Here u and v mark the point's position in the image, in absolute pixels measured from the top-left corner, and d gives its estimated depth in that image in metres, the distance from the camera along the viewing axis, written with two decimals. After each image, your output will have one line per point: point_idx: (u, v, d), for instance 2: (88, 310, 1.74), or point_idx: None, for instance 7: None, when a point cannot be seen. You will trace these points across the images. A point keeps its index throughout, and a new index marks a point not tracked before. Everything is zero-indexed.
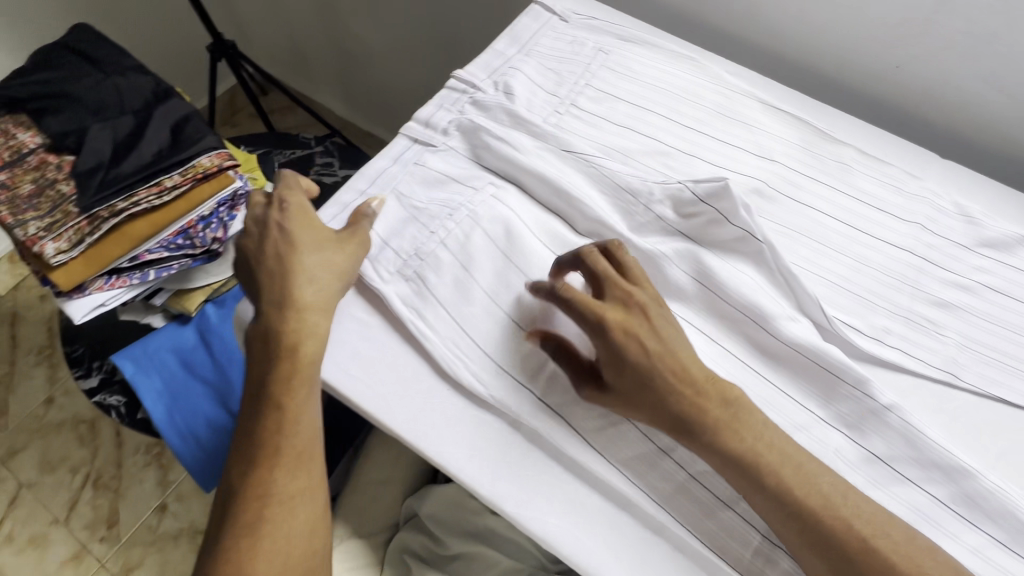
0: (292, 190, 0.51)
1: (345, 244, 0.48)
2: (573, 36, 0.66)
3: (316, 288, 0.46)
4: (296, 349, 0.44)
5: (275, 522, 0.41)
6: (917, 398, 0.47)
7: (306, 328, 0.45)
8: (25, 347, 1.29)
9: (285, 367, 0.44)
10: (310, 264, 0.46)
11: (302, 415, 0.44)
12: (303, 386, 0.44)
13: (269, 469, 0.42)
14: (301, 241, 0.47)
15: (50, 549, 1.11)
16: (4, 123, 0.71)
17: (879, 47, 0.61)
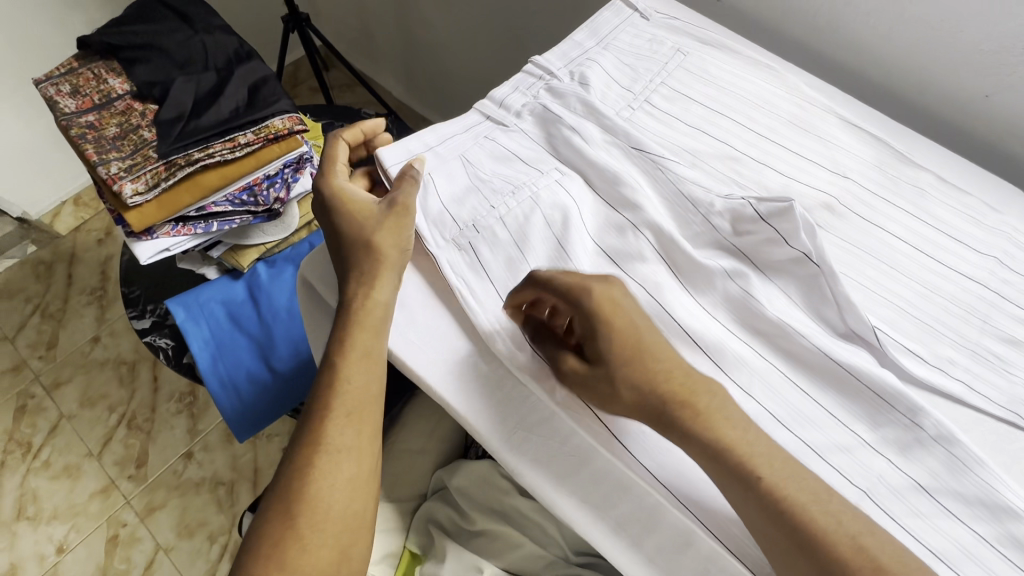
0: (337, 176, 0.54)
1: (391, 221, 0.50)
2: (653, 34, 0.65)
3: (366, 265, 0.48)
4: (358, 313, 0.46)
5: (320, 472, 0.42)
6: (977, 435, 0.45)
7: (365, 299, 0.47)
8: (80, 286, 1.35)
9: (346, 329, 0.46)
10: (360, 243, 0.49)
11: (356, 376, 0.45)
12: (358, 347, 0.46)
13: (322, 420, 0.44)
14: (344, 229, 0.50)
15: (81, 479, 1.17)
16: (98, 68, 0.75)
17: (970, 74, 0.59)
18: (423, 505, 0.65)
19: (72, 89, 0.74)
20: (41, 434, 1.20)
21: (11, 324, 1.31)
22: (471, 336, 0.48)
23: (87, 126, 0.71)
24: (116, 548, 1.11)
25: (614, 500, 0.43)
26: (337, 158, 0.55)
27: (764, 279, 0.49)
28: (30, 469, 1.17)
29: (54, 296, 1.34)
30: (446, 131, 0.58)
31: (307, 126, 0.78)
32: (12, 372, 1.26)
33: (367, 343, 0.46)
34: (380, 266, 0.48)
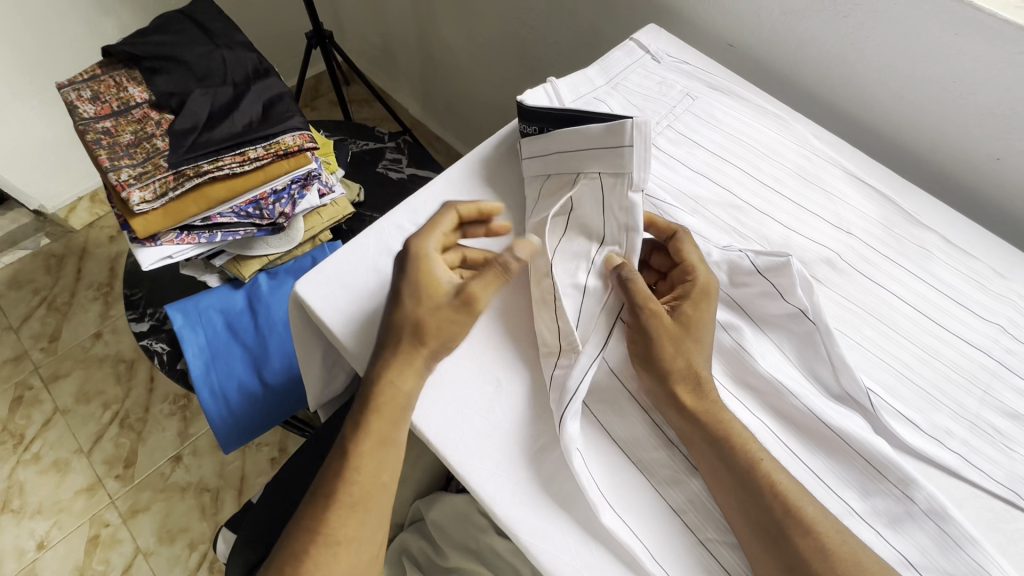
0: (431, 234, 0.50)
1: (446, 316, 0.47)
2: (662, 77, 0.66)
3: (408, 353, 0.46)
4: (377, 397, 0.45)
5: (318, 563, 0.42)
6: (971, 510, 0.43)
7: (391, 380, 0.45)
8: (87, 281, 1.37)
9: (363, 413, 0.45)
10: (409, 328, 0.46)
11: (367, 464, 0.44)
12: (374, 437, 0.44)
13: (325, 506, 0.43)
14: (407, 307, 0.47)
15: (69, 475, 1.17)
16: (120, 76, 0.77)
17: (982, 137, 0.58)
18: (398, 536, 0.62)
19: (93, 95, 0.76)
20: (35, 426, 1.21)
21: (16, 314, 1.33)
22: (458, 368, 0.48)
23: (103, 132, 0.73)
24: (95, 549, 1.10)
25: (589, 551, 0.41)
26: (449, 217, 0.51)
27: (759, 332, 0.49)
28: (19, 461, 1.18)
29: (61, 289, 1.36)
30: (532, 120, 0.54)
31: (318, 144, 0.79)
32: (12, 361, 1.27)
33: (381, 432, 0.44)
34: (419, 354, 0.46)
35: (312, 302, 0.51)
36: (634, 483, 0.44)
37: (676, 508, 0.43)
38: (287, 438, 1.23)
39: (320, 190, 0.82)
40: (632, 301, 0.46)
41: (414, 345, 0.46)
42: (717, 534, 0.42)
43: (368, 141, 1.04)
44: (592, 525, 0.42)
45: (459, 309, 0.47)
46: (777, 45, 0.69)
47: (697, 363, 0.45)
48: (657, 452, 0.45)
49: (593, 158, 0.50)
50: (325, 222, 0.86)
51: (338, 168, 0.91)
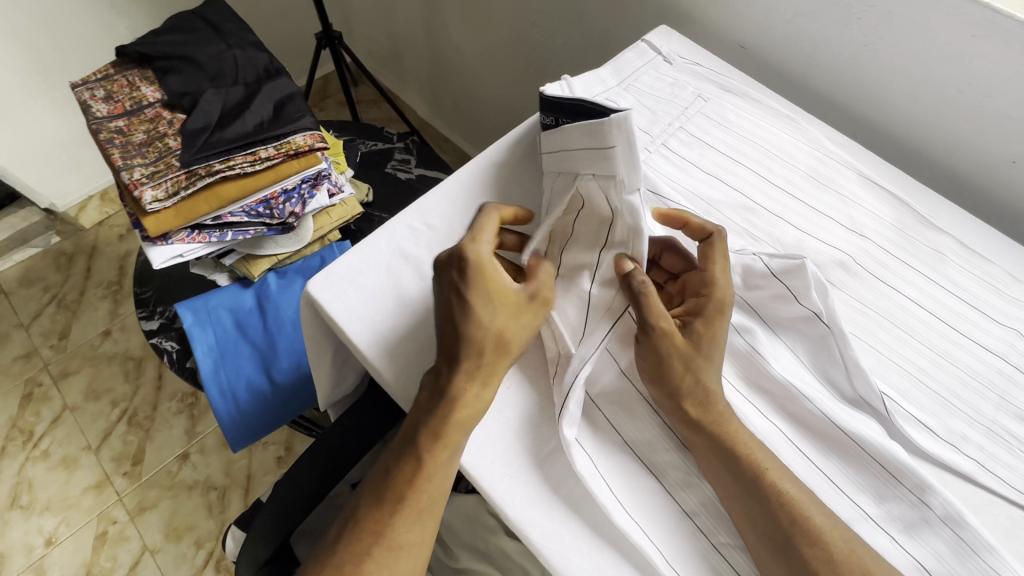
0: (483, 240, 0.46)
1: (526, 319, 0.45)
2: (674, 78, 0.66)
3: (490, 363, 0.44)
4: (456, 412, 0.42)
5: (377, 567, 0.42)
6: (988, 518, 0.43)
7: (472, 390, 0.43)
8: (96, 279, 1.38)
9: (443, 424, 0.42)
10: (490, 338, 0.44)
11: (437, 474, 0.43)
12: (450, 446, 0.43)
13: (389, 510, 0.43)
14: (483, 317, 0.44)
15: (78, 472, 1.17)
16: (133, 76, 0.78)
17: (997, 140, 0.58)
18: None
19: (106, 95, 0.76)
20: (44, 423, 1.22)
21: (27, 311, 1.34)
22: None
23: (116, 131, 0.73)
24: (103, 546, 1.11)
25: (602, 554, 0.41)
26: (483, 223, 0.47)
27: (772, 335, 0.49)
28: (28, 458, 1.18)
29: (71, 287, 1.37)
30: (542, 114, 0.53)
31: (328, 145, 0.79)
32: (23, 358, 1.28)
33: (459, 442, 0.43)
34: (497, 364, 0.44)
35: (324, 302, 0.51)
36: (646, 485, 0.43)
37: (688, 511, 0.43)
38: (294, 437, 1.23)
39: (330, 190, 0.82)
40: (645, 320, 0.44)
41: (493, 352, 0.44)
42: (729, 538, 0.42)
43: (377, 141, 1.05)
44: (604, 527, 0.42)
45: (535, 310, 0.46)
46: (790, 47, 0.68)
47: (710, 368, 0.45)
48: (670, 454, 0.44)
49: (585, 158, 0.46)
50: (334, 222, 0.87)
51: (347, 168, 0.91)
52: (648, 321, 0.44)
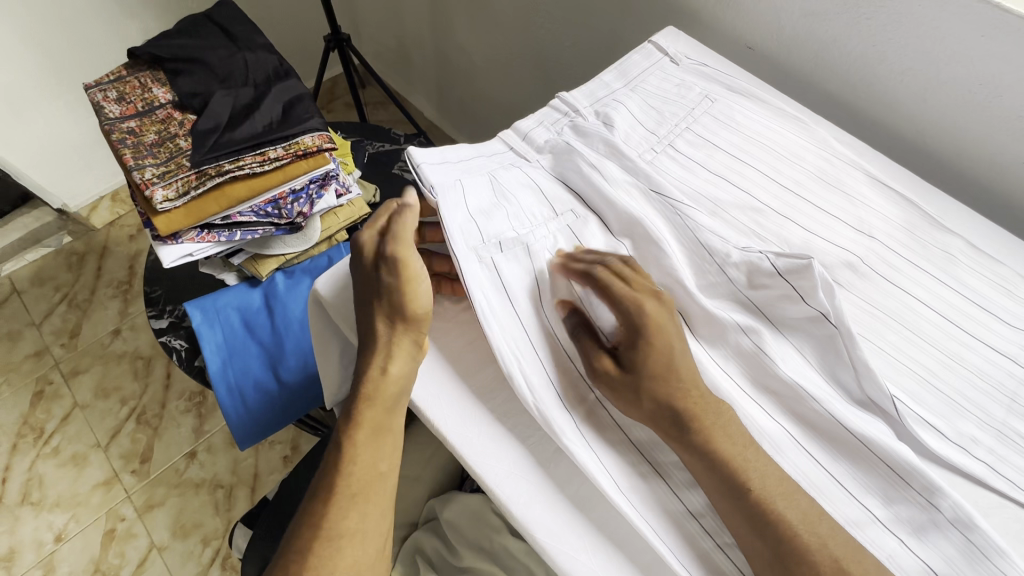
0: (377, 226, 0.49)
1: (407, 295, 0.46)
2: (681, 79, 0.66)
3: (380, 341, 0.46)
4: (366, 388, 0.45)
5: (321, 558, 0.41)
6: (999, 521, 0.42)
7: (372, 372, 0.45)
8: (107, 279, 1.40)
9: (355, 406, 0.45)
10: (377, 316, 0.46)
11: (362, 454, 0.44)
12: (364, 426, 0.45)
13: (326, 502, 0.43)
14: (368, 297, 0.47)
15: (87, 469, 1.18)
16: (145, 78, 0.79)
17: (1007, 141, 0.57)
18: (412, 536, 0.62)
19: (118, 96, 0.77)
20: (54, 420, 1.23)
21: (39, 310, 1.36)
22: (476, 368, 0.48)
23: (128, 131, 0.74)
24: (111, 543, 1.12)
25: (607, 552, 0.41)
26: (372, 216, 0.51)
27: (780, 336, 0.48)
28: (39, 455, 1.20)
29: (82, 286, 1.39)
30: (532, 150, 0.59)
31: (336, 145, 0.80)
32: (34, 356, 1.30)
33: (374, 421, 0.45)
34: (399, 334, 0.46)
35: (332, 300, 0.51)
36: (652, 483, 0.43)
37: (695, 511, 0.42)
38: (300, 436, 1.24)
39: (337, 190, 0.83)
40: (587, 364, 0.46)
41: (395, 320, 0.46)
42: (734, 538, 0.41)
43: (384, 143, 1.06)
44: (609, 525, 0.42)
45: (415, 284, 0.47)
46: (798, 48, 0.68)
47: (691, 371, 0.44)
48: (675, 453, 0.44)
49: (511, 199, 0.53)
50: (342, 223, 0.88)
51: (355, 169, 0.92)
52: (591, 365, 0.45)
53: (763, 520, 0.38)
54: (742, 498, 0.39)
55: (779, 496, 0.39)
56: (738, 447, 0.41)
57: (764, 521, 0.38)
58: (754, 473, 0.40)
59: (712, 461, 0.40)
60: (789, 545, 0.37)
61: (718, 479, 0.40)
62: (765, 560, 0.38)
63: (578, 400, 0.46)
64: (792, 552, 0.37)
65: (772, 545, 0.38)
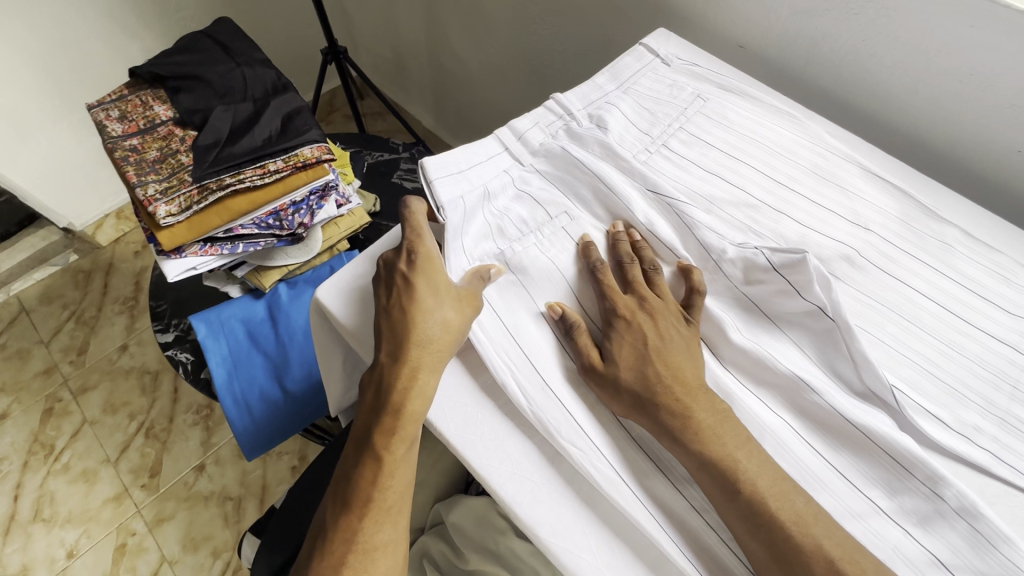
0: (427, 235, 0.50)
1: (463, 304, 0.47)
2: (673, 80, 0.66)
3: (432, 348, 0.46)
4: (398, 403, 0.45)
5: (357, 571, 0.43)
6: (1004, 509, 0.42)
7: (415, 383, 0.45)
8: (113, 296, 1.41)
9: (392, 421, 0.45)
10: (431, 321, 0.46)
11: (397, 468, 0.45)
12: (403, 441, 0.45)
13: (359, 516, 0.44)
14: (425, 301, 0.47)
15: (97, 485, 1.19)
16: (146, 96, 0.80)
17: (1002, 130, 0.58)
18: (419, 540, 0.62)
19: (120, 115, 0.78)
20: (64, 437, 1.24)
21: (47, 328, 1.37)
22: (477, 371, 0.48)
23: (131, 149, 0.75)
24: (122, 557, 1.12)
25: (612, 550, 0.41)
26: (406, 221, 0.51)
27: (779, 333, 0.49)
28: (50, 472, 1.21)
29: (89, 304, 1.40)
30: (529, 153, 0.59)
31: (335, 156, 0.81)
32: (43, 374, 1.31)
33: (411, 435, 0.45)
34: (439, 350, 0.46)
35: (333, 308, 0.52)
36: (656, 483, 0.43)
37: (698, 507, 0.42)
38: (307, 446, 1.24)
39: (337, 201, 0.85)
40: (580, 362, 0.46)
41: (438, 338, 0.46)
42: None
43: (383, 153, 1.07)
44: (615, 522, 0.42)
45: (472, 296, 0.48)
46: (789, 44, 0.69)
47: (683, 369, 0.45)
48: None
49: (495, 213, 0.54)
50: (343, 232, 0.89)
51: (354, 179, 0.93)
52: (587, 363, 0.46)
53: (759, 517, 0.38)
54: (740, 491, 0.39)
55: (779, 490, 0.39)
56: (732, 445, 0.41)
57: (764, 516, 0.38)
58: (750, 470, 0.40)
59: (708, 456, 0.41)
60: (783, 535, 0.38)
61: (710, 474, 0.40)
62: (764, 559, 0.38)
63: (575, 399, 0.46)
64: (792, 548, 0.37)
65: (772, 542, 0.38)
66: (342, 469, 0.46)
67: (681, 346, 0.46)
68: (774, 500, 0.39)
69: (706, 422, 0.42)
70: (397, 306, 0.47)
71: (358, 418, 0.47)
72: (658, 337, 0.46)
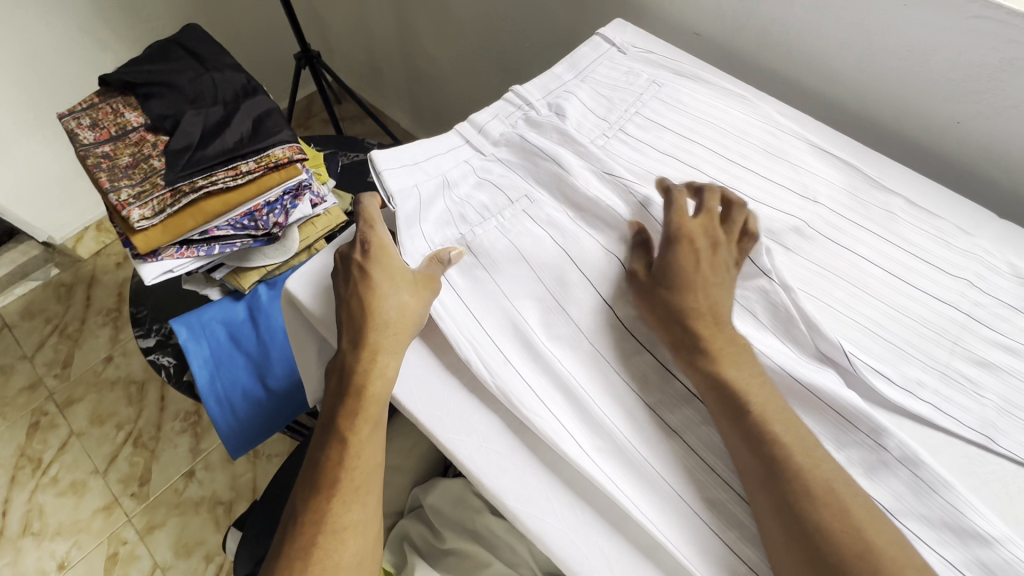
0: (378, 226, 0.53)
1: (419, 288, 0.49)
2: (629, 67, 0.68)
3: (391, 331, 0.48)
4: (359, 385, 0.47)
5: (327, 551, 0.43)
6: (946, 457, 0.45)
7: (374, 364, 0.47)
8: (96, 308, 1.42)
9: (355, 403, 0.47)
10: (387, 305, 0.48)
11: (363, 449, 0.47)
12: (367, 422, 0.47)
13: (327, 497, 0.45)
14: (379, 287, 0.49)
15: (86, 496, 1.19)
16: (117, 103, 0.81)
17: (942, 102, 0.60)
18: (399, 523, 0.63)
19: (92, 123, 0.79)
20: (51, 451, 1.24)
21: (30, 343, 1.37)
22: (443, 350, 0.50)
23: (103, 156, 0.76)
24: (114, 567, 1.12)
25: (576, 512, 0.43)
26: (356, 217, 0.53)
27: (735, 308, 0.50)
28: (38, 485, 1.20)
29: (72, 317, 1.40)
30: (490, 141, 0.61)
31: (307, 156, 0.82)
32: (28, 389, 1.31)
33: (375, 415, 0.47)
34: (398, 332, 0.48)
35: (303, 298, 0.54)
36: (616, 450, 0.45)
37: (655, 468, 0.44)
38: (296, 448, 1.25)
39: (312, 201, 0.87)
40: (638, 286, 0.49)
41: (397, 321, 0.48)
42: (696, 492, 0.43)
43: (358, 153, 1.08)
44: (578, 485, 0.44)
45: (428, 278, 0.50)
46: (740, 30, 0.72)
47: (722, 308, 0.47)
48: (640, 407, 0.46)
49: (451, 200, 0.56)
50: (320, 231, 0.91)
51: (328, 179, 0.94)
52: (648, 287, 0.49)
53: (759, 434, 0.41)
54: (748, 412, 0.42)
55: None
56: (748, 372, 0.44)
57: (764, 431, 0.41)
58: (758, 395, 0.43)
59: (723, 384, 0.44)
60: (777, 449, 0.40)
61: (721, 398, 0.43)
62: (754, 468, 0.41)
63: (537, 375, 0.48)
64: (782, 458, 0.40)
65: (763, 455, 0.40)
66: (310, 456, 0.48)
67: (724, 285, 0.48)
68: (775, 422, 0.42)
69: (724, 350, 0.45)
70: (354, 295, 0.49)
71: (324, 407, 0.49)
72: (706, 273, 0.48)
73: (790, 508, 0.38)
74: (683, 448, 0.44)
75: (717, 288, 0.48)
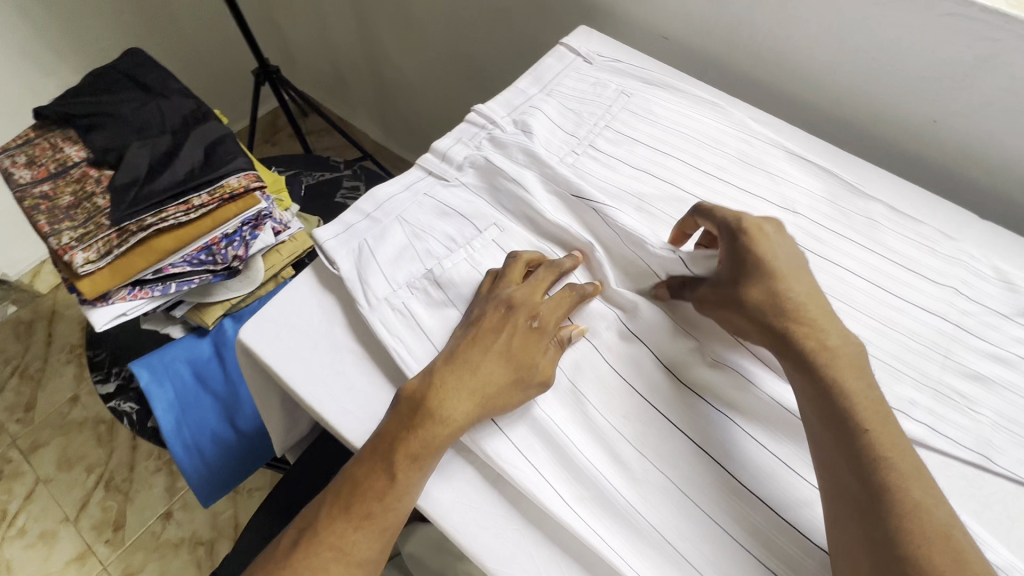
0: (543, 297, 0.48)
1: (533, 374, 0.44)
2: (596, 78, 0.66)
3: (487, 408, 0.43)
4: (434, 428, 0.41)
5: None
6: (943, 480, 0.43)
7: (456, 421, 0.42)
8: (59, 345, 1.35)
9: (420, 442, 0.41)
10: (504, 387, 0.44)
11: (406, 491, 0.41)
12: (423, 468, 0.41)
13: (352, 522, 0.40)
14: (502, 368, 0.44)
15: (58, 546, 1.13)
16: (55, 138, 0.76)
17: (918, 100, 0.58)
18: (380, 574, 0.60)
19: (29, 160, 0.74)
20: (17, 500, 1.18)
21: None
22: None
23: (42, 196, 0.71)
24: None
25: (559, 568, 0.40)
26: (520, 265, 0.49)
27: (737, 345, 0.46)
28: (4, 539, 1.14)
29: (33, 356, 1.33)
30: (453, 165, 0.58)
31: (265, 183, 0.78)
32: None
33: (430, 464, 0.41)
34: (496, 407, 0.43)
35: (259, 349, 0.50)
36: (599, 497, 0.42)
37: (640, 514, 0.41)
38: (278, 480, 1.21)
39: (274, 228, 0.82)
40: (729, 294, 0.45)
41: (497, 401, 0.43)
42: (687, 539, 0.40)
43: (324, 172, 1.04)
44: (562, 538, 0.41)
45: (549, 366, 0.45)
46: (707, 34, 0.69)
47: (814, 297, 0.43)
48: (627, 447, 0.43)
49: (411, 236, 0.53)
50: (285, 259, 0.86)
51: (291, 205, 0.90)
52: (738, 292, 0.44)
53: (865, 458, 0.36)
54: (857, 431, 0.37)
55: None
56: (867, 383, 0.39)
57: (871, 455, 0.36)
58: (870, 414, 0.38)
59: (826, 388, 0.39)
60: (880, 471, 0.36)
61: (828, 407, 0.39)
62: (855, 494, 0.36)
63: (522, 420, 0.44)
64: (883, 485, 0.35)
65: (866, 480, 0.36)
66: (350, 468, 0.42)
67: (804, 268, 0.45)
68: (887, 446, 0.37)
69: (842, 349, 0.41)
70: (481, 355, 0.45)
71: (382, 424, 0.43)
72: (787, 255, 0.45)
73: (887, 538, 0.34)
74: (667, 490, 0.42)
75: (804, 275, 0.44)
